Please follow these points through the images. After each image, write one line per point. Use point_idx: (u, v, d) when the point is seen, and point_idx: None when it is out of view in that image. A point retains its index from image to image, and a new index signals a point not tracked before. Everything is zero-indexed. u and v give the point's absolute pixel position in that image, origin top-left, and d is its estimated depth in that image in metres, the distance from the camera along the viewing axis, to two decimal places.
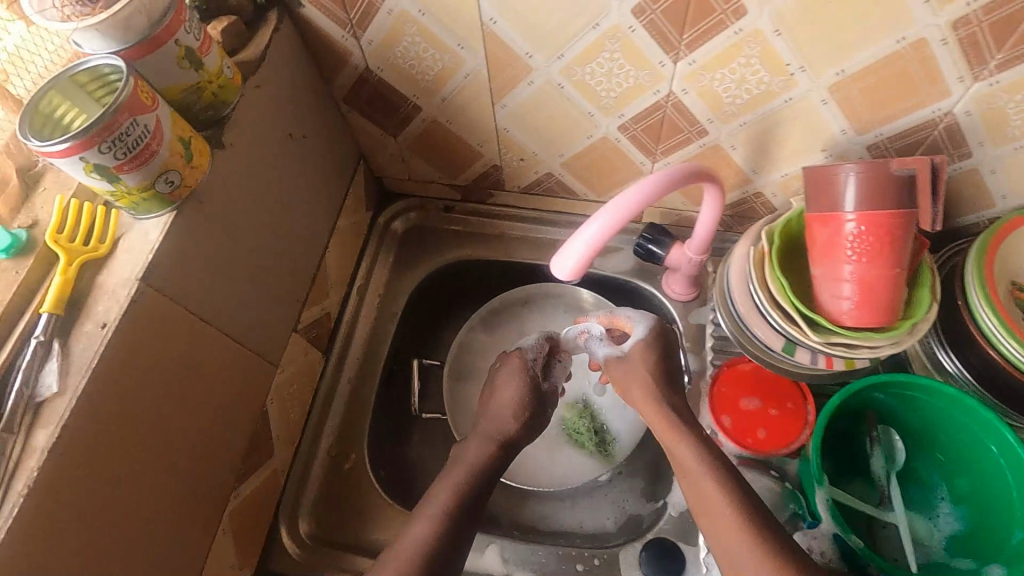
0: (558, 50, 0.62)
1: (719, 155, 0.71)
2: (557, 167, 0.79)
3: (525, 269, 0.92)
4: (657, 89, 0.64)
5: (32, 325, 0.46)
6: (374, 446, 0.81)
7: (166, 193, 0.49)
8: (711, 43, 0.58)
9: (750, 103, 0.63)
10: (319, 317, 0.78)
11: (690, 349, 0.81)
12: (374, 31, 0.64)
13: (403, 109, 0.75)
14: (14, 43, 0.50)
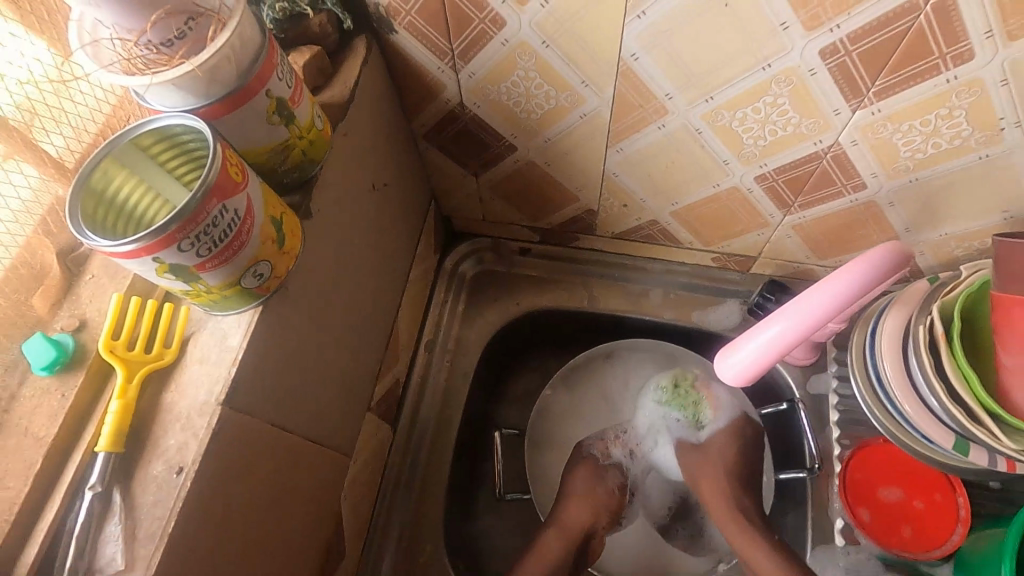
0: (706, 92, 0.51)
1: (871, 214, 0.60)
2: (665, 215, 0.69)
3: (611, 321, 0.81)
4: (818, 140, 0.53)
5: (85, 469, 0.35)
6: (448, 533, 0.70)
7: (253, 287, 0.39)
8: (910, 92, 0.47)
9: (933, 158, 0.52)
10: (390, 386, 0.68)
11: (813, 425, 0.70)
12: (481, 63, 0.53)
13: (493, 148, 0.64)
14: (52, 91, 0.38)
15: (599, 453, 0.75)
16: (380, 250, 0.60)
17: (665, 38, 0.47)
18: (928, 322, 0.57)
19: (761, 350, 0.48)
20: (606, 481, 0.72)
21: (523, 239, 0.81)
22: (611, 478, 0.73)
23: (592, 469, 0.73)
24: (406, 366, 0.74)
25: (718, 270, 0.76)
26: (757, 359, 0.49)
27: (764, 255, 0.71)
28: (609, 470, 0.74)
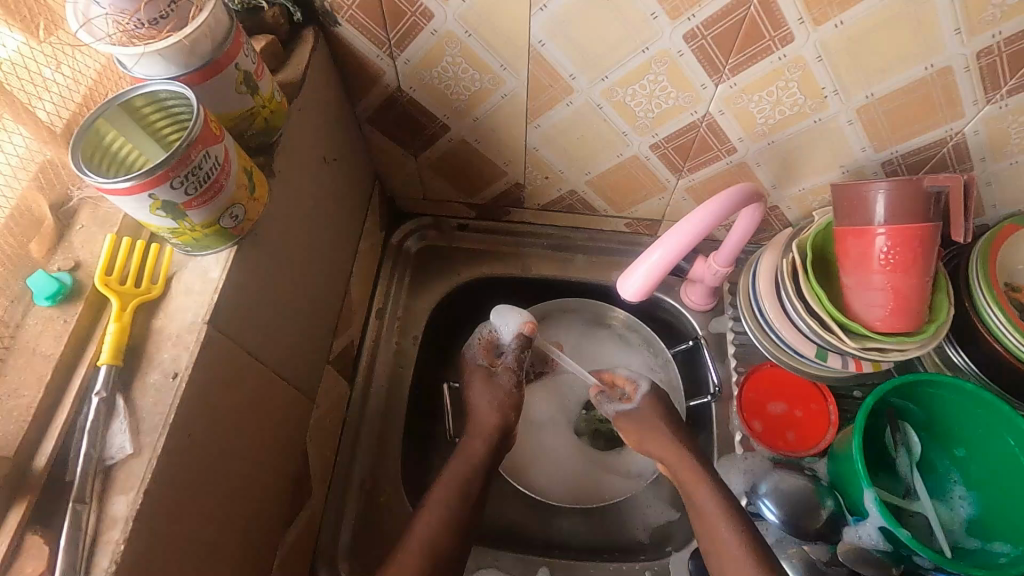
0: (603, 73, 0.63)
1: (744, 173, 0.74)
2: (582, 185, 0.80)
3: (543, 286, 0.91)
4: (694, 110, 0.66)
5: (90, 381, 0.41)
6: (406, 477, 0.77)
7: (229, 227, 0.46)
8: (756, 68, 0.60)
9: (785, 124, 0.66)
10: (345, 345, 0.75)
11: (715, 356, 0.83)
12: (415, 50, 0.62)
13: (429, 128, 0.73)
14: (44, 66, 0.44)
15: (485, 359, 0.81)
16: (331, 218, 0.68)
17: (565, 27, 0.58)
18: (790, 257, 0.71)
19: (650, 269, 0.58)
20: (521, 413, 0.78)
21: (461, 215, 0.90)
22: (505, 379, 0.78)
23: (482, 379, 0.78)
24: (359, 331, 0.81)
25: (632, 234, 0.88)
26: (646, 278, 0.58)
27: (666, 217, 0.84)
28: (501, 373, 0.79)
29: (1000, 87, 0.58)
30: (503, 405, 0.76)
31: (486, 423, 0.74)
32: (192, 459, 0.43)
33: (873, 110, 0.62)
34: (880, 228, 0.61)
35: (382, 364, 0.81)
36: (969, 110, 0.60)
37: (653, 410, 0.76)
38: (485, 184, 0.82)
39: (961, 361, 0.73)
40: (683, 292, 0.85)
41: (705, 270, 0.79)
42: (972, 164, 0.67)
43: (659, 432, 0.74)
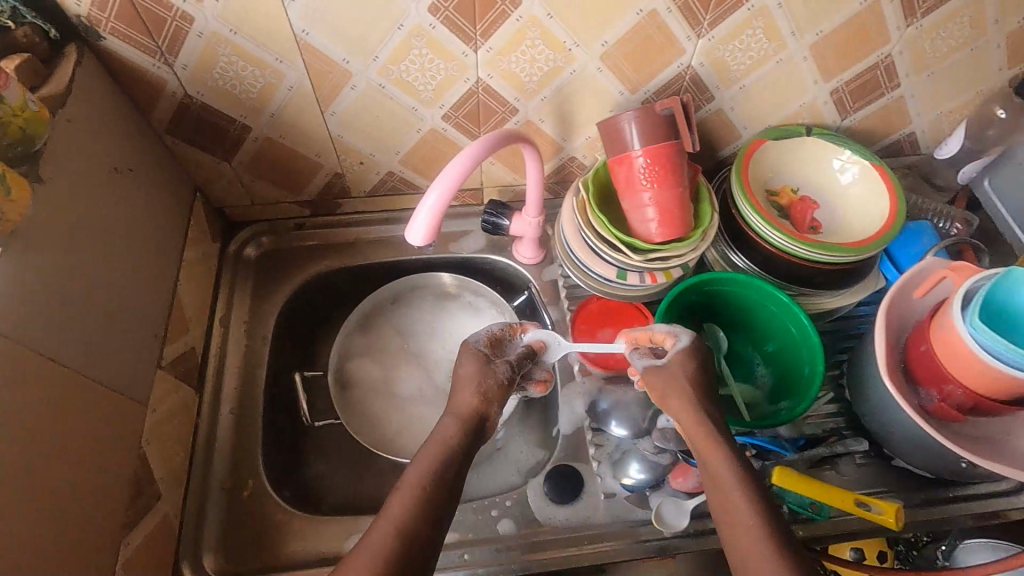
0: (371, 53, 0.69)
1: (533, 130, 0.82)
2: (396, 165, 0.86)
3: (389, 269, 0.96)
4: (466, 77, 0.73)
5: None
6: (271, 470, 0.78)
7: None
8: (502, 31, 0.68)
9: (548, 80, 0.75)
10: (183, 353, 0.76)
11: (550, 301, 0.91)
12: (187, 54, 0.66)
13: (231, 130, 0.76)
14: None
15: (487, 347, 0.69)
16: (139, 229, 0.69)
17: (319, 14, 0.64)
18: (579, 196, 0.79)
19: (429, 215, 0.61)
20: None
21: (295, 215, 0.93)
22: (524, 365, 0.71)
23: (479, 361, 0.67)
24: (203, 340, 0.82)
25: (461, 206, 0.95)
26: (428, 219, 0.61)
27: (486, 184, 0.92)
28: (499, 364, 0.68)
29: (701, 22, 0.70)
30: (488, 395, 0.64)
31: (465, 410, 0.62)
32: None
33: (612, 56, 0.73)
34: (633, 150, 0.71)
35: (231, 369, 0.82)
36: (687, 45, 0.73)
37: (683, 369, 0.65)
38: (307, 180, 0.86)
39: (742, 264, 0.84)
40: (515, 250, 0.93)
41: (523, 224, 0.87)
42: (714, 91, 0.80)
43: (686, 391, 0.63)
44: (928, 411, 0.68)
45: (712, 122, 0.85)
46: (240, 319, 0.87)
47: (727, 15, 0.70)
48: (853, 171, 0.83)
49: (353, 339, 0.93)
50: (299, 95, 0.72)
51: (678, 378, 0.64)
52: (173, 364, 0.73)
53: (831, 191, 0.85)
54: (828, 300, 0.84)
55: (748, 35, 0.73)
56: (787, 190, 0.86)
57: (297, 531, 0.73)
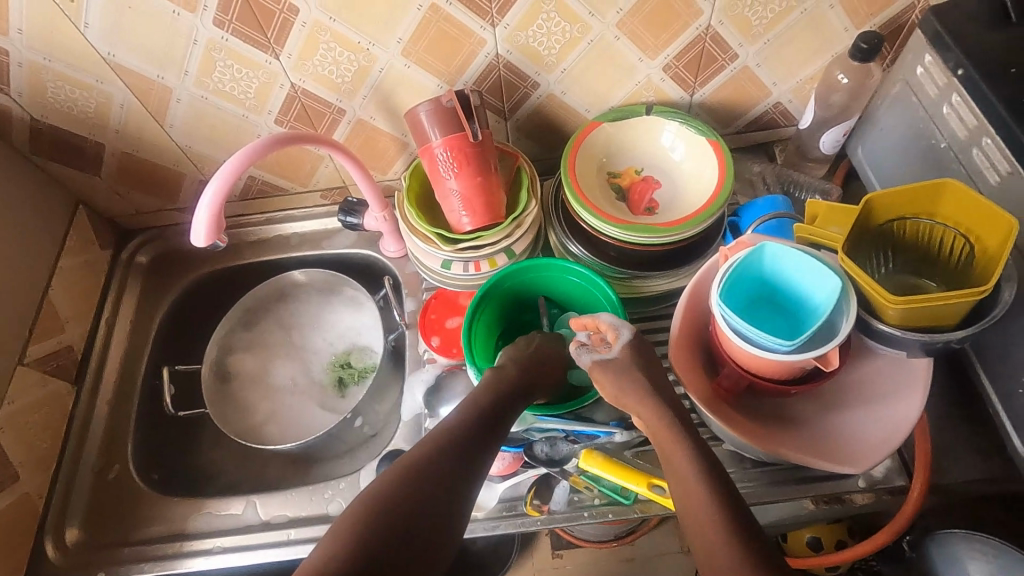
0: (181, 68, 0.74)
1: (368, 128, 0.85)
2: (253, 169, 0.91)
3: (270, 267, 1.01)
4: (280, 84, 0.77)
5: None
6: (140, 454, 0.86)
7: None
8: (293, 37, 0.72)
9: (361, 79, 0.78)
10: (55, 350, 0.84)
11: (411, 294, 0.94)
12: (18, 82, 0.73)
13: (88, 148, 0.84)
14: None
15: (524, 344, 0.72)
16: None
17: (117, 36, 0.70)
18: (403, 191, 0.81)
19: (206, 215, 0.65)
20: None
21: (182, 222, 1.00)
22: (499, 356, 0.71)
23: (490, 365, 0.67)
24: (86, 339, 0.90)
25: (332, 205, 0.99)
26: (206, 217, 0.65)
27: (347, 183, 0.95)
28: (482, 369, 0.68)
29: (489, 10, 0.71)
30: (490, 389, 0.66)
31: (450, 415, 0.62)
32: None
33: (414, 51, 0.75)
34: (430, 142, 0.73)
35: (112, 365, 0.90)
36: (483, 34, 0.73)
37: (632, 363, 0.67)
38: (178, 188, 0.93)
39: (580, 253, 0.81)
40: (382, 246, 0.96)
41: (372, 218, 0.90)
42: (537, 77, 0.80)
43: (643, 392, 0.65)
44: (714, 390, 0.65)
45: (550, 107, 0.85)
46: (127, 320, 0.95)
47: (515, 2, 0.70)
48: (684, 146, 0.82)
49: (236, 335, 0.99)
50: (133, 111, 0.79)
51: (632, 381, 0.66)
52: (42, 362, 0.82)
53: (671, 172, 0.83)
54: (667, 284, 0.80)
55: (545, 19, 0.72)
56: (630, 170, 0.84)
57: (151, 510, 0.80)
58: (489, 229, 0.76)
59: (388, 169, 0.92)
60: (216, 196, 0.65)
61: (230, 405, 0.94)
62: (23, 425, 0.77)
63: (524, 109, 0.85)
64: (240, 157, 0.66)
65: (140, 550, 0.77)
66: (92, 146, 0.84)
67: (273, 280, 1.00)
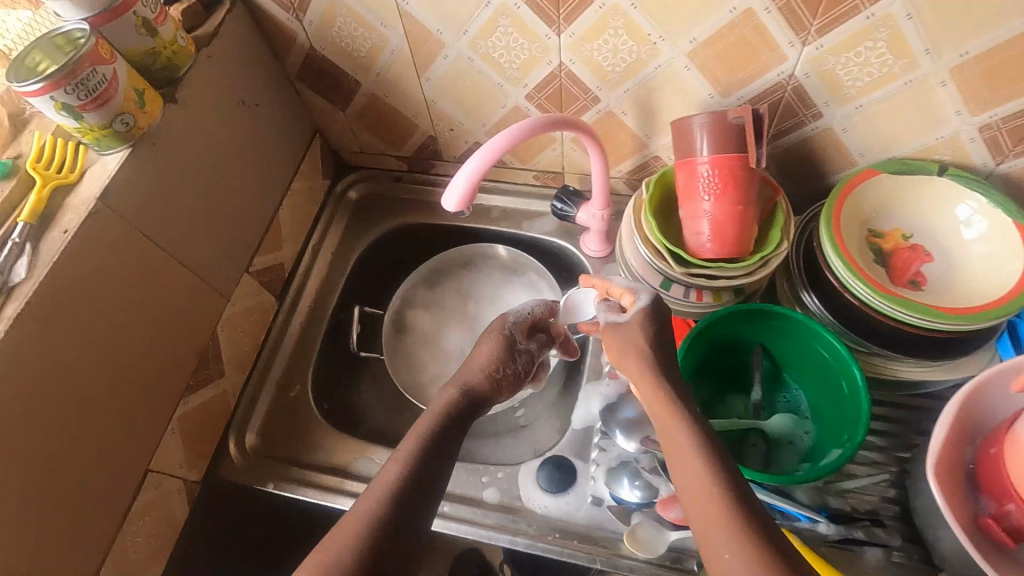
0: (462, 27, 0.73)
1: (614, 122, 0.81)
2: (483, 136, 0.90)
3: (463, 233, 1.02)
4: (549, 60, 0.75)
5: (11, 233, 0.58)
6: (317, 381, 0.90)
7: (122, 131, 0.61)
8: (584, 17, 0.68)
9: (632, 72, 0.73)
10: (271, 265, 0.89)
11: None
12: (313, 12, 0.76)
13: (345, 83, 0.87)
14: None
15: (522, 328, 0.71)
16: (255, 155, 0.83)
17: None
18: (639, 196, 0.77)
19: (464, 183, 0.64)
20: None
21: (395, 169, 1.03)
22: (535, 342, 0.73)
23: (502, 344, 0.68)
24: (293, 259, 0.95)
25: (541, 187, 0.97)
26: (464, 185, 0.64)
27: (566, 169, 0.92)
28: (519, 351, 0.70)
29: (809, 28, 0.63)
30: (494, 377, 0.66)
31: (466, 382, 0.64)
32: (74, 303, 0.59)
33: (701, 54, 0.69)
34: (701, 157, 0.67)
35: (308, 290, 0.95)
36: (788, 52, 0.66)
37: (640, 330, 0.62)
38: (406, 138, 0.95)
39: (813, 306, 0.74)
40: (583, 242, 0.92)
41: (588, 212, 0.87)
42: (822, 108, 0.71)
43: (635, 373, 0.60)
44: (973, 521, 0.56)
45: (821, 143, 0.76)
46: (329, 250, 0.99)
47: (843, 24, 0.62)
48: (981, 226, 0.70)
49: (418, 290, 1.01)
50: (401, 59, 0.80)
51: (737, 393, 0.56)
52: (260, 273, 0.87)
53: (950, 249, 0.72)
54: (911, 372, 0.70)
55: (868, 49, 0.63)
56: (896, 233, 0.74)
57: (320, 438, 0.84)
58: (729, 262, 0.70)
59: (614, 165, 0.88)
60: (476, 173, 0.64)
61: (400, 356, 0.97)
62: (236, 328, 0.83)
63: (789, 138, 0.77)
64: (511, 134, 0.64)
65: (306, 476, 0.80)
66: (348, 83, 0.86)
67: (464, 248, 1.01)
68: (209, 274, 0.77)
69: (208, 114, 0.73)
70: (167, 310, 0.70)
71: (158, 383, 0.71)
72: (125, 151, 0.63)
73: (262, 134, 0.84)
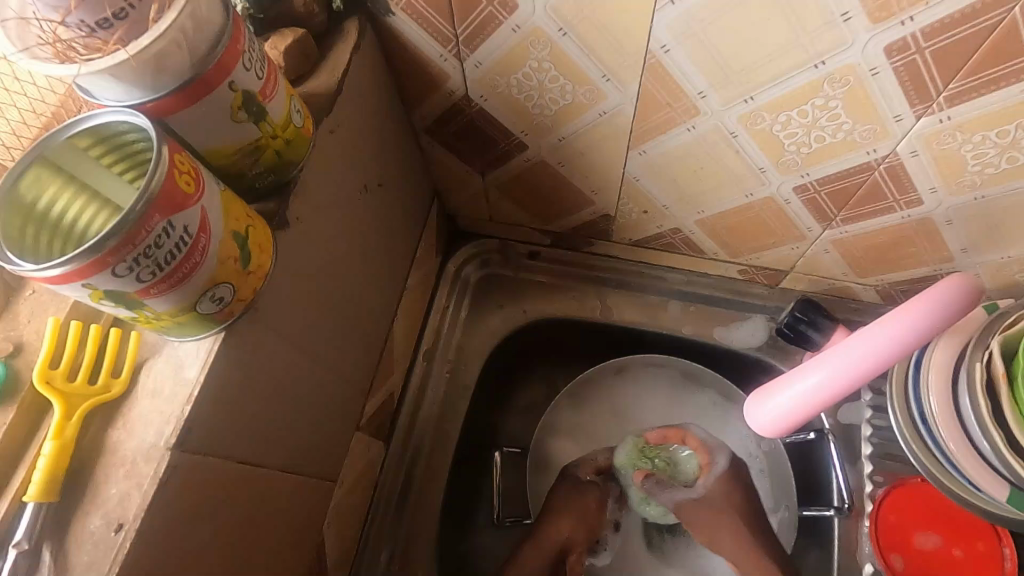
0: (745, 91, 0.44)
1: (925, 232, 0.53)
2: (690, 223, 0.62)
3: (624, 334, 0.75)
4: (873, 149, 0.46)
5: (12, 522, 0.31)
6: (442, 558, 0.65)
7: (212, 313, 0.33)
8: (991, 98, 0.40)
9: (1015, 178, 0.45)
10: (382, 401, 0.63)
11: (845, 457, 0.64)
12: (489, 51, 0.47)
13: (501, 145, 0.58)
14: None
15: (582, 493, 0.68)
16: (373, 262, 0.54)
17: (704, 25, 0.40)
18: (986, 359, 0.50)
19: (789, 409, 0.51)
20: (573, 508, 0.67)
21: (533, 241, 0.75)
22: (592, 492, 0.68)
23: (571, 487, 0.68)
24: (402, 378, 0.68)
25: (745, 283, 0.70)
26: (789, 413, 0.51)
27: (797, 270, 0.65)
28: (590, 487, 0.68)
29: None
30: (578, 521, 0.67)
31: (548, 542, 0.65)
32: None
33: None
34: None
35: (424, 421, 0.68)
36: None
37: (725, 499, 0.65)
38: (567, 212, 0.66)
39: None
40: None
41: None
42: None
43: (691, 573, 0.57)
44: None
45: None
46: (447, 359, 0.71)
47: None
48: None
49: (562, 409, 0.75)
50: (613, 124, 0.51)
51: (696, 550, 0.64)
52: (371, 421, 0.60)
53: None
54: None
55: None
56: None
57: None
58: None
59: (884, 278, 0.61)
60: (812, 407, 0.50)
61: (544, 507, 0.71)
62: (344, 512, 0.57)
63: None
64: (881, 340, 0.45)
65: None
66: (508, 144, 0.57)
67: (627, 359, 0.74)
68: (318, 462, 0.50)
69: (325, 224, 0.45)
70: (267, 552, 0.44)
71: None
72: (212, 342, 0.34)
73: (382, 227, 0.55)
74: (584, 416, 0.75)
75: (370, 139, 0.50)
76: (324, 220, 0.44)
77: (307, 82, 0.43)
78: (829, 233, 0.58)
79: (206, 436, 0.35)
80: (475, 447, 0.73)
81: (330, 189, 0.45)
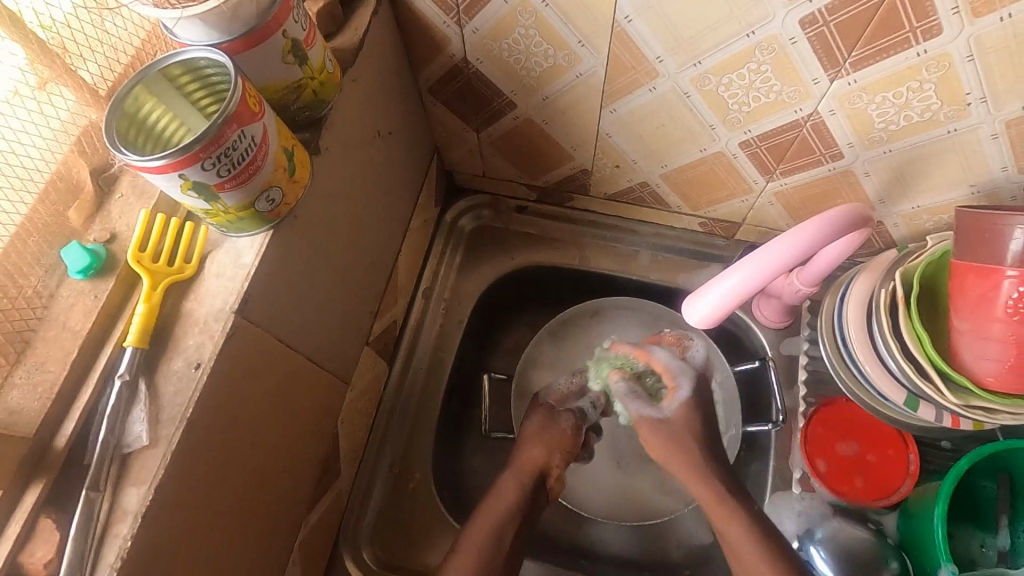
0: (694, 56, 0.54)
1: (848, 183, 0.63)
2: (655, 177, 0.72)
3: (599, 280, 0.85)
4: (800, 107, 0.56)
5: (115, 361, 0.40)
6: (436, 464, 0.75)
7: (265, 212, 0.43)
8: (885, 63, 0.49)
9: (912, 133, 0.55)
10: (386, 326, 0.72)
11: (783, 381, 0.75)
12: (484, 20, 0.56)
13: (494, 104, 0.67)
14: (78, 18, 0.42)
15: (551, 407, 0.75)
16: (383, 199, 0.64)
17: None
18: (891, 287, 0.61)
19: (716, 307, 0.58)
20: (559, 422, 0.72)
21: (521, 197, 0.85)
22: (564, 419, 0.72)
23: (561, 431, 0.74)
24: (404, 310, 0.78)
25: (706, 235, 0.80)
26: (715, 308, 0.58)
27: (747, 221, 0.75)
28: (564, 413, 0.73)
29: None
30: None
31: None
32: (205, 463, 0.42)
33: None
34: (1012, 270, 0.48)
35: (423, 348, 0.78)
36: None
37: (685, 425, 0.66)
38: (551, 167, 0.76)
39: None
40: (755, 306, 0.77)
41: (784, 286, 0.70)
42: None
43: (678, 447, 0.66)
44: None
45: None
46: (443, 296, 0.81)
47: None
48: None
49: (544, 345, 0.84)
50: (589, 85, 0.61)
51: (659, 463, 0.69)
52: (377, 341, 0.70)
53: None
54: None
55: None
56: None
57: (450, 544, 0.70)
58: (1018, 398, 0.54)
59: None
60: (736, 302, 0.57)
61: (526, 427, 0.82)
62: (353, 414, 0.67)
63: None
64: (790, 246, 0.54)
65: None
66: (499, 103, 0.67)
67: (601, 301, 0.84)
68: (335, 362, 0.59)
69: (347, 158, 0.54)
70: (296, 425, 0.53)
71: (282, 513, 0.55)
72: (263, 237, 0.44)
73: (390, 170, 0.65)
74: (563, 351, 0.85)
75: (383, 92, 0.59)
76: (345, 154, 0.54)
77: (334, 40, 0.53)
78: (771, 185, 0.68)
79: (257, 309, 0.44)
80: (467, 376, 0.83)
81: (351, 131, 0.54)
